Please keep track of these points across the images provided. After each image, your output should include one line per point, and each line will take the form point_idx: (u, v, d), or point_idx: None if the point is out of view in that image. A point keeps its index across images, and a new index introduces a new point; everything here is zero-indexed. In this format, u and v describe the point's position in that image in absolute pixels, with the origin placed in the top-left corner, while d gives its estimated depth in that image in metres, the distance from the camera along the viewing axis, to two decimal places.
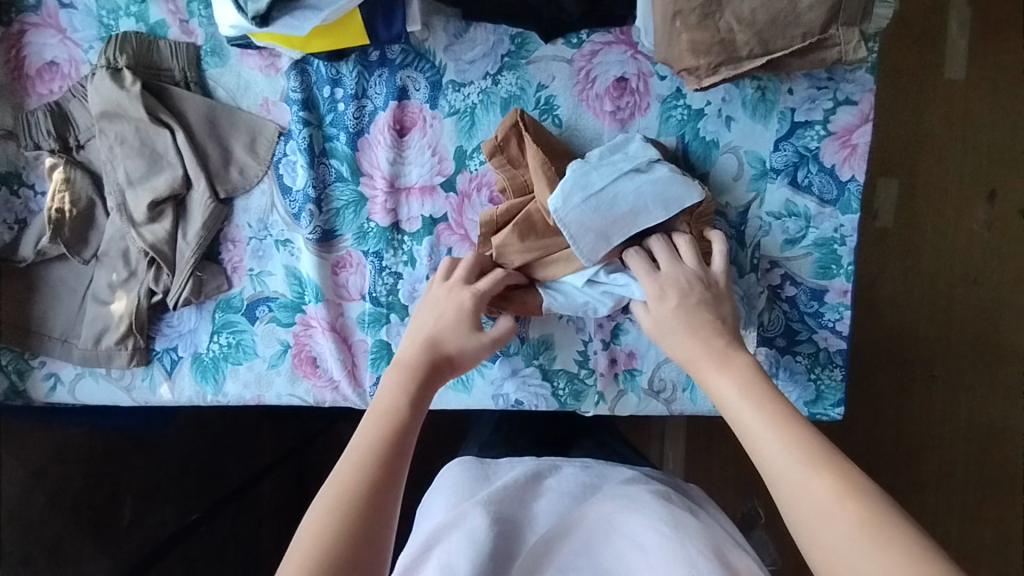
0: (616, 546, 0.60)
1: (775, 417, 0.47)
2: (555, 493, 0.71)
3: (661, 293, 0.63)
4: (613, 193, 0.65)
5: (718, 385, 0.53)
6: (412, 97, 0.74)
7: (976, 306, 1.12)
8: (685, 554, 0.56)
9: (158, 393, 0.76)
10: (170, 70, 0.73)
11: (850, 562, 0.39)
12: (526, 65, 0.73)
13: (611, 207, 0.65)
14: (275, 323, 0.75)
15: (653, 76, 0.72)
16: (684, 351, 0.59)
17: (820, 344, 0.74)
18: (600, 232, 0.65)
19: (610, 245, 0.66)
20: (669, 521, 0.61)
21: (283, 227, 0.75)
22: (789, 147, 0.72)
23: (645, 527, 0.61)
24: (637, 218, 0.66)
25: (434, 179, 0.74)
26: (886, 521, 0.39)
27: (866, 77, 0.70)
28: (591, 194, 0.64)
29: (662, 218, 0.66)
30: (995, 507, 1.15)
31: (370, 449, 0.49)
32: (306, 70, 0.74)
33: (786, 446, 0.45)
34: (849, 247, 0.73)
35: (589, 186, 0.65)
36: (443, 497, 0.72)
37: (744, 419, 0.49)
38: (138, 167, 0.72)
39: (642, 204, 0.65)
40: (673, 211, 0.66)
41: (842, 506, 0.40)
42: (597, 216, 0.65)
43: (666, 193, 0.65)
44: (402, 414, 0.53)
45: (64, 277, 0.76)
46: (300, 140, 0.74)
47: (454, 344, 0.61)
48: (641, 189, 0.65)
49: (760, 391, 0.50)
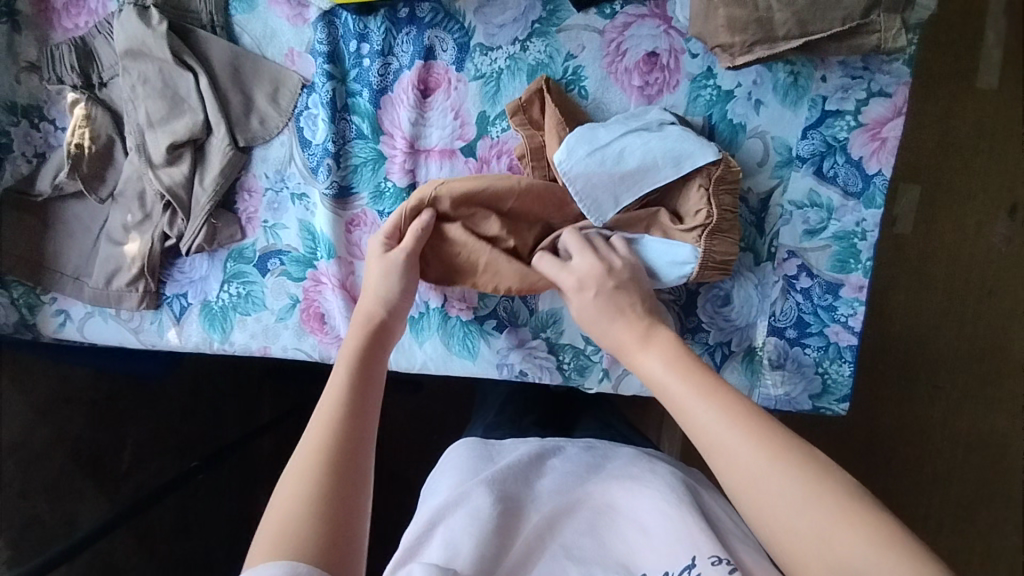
0: (621, 527, 0.63)
1: (702, 386, 0.49)
2: (558, 472, 0.71)
3: (580, 285, 0.63)
4: (620, 150, 0.66)
5: (645, 354, 0.55)
6: (439, 58, 0.73)
7: (988, 319, 1.11)
8: (686, 532, 0.58)
9: (166, 338, 0.76)
10: (196, 13, 0.72)
11: (784, 518, 0.42)
12: (557, 33, 0.72)
13: (618, 162, 0.65)
14: (286, 277, 0.75)
15: (685, 53, 0.71)
16: (612, 335, 0.60)
17: (831, 338, 0.73)
18: (608, 189, 0.66)
19: (619, 203, 0.67)
20: (673, 499, 0.62)
21: (301, 180, 0.74)
22: (817, 135, 0.71)
23: (649, 507, 0.63)
24: (645, 174, 0.66)
25: (454, 143, 0.73)
26: (815, 475, 0.43)
27: (903, 69, 0.69)
28: (597, 148, 0.65)
29: (672, 176, 0.66)
30: (987, 523, 1.15)
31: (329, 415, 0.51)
32: (334, 23, 0.73)
33: (723, 413, 0.47)
34: (869, 242, 0.72)
35: (596, 141, 0.66)
36: (448, 474, 0.73)
37: (674, 392, 0.50)
38: (158, 109, 0.71)
39: (651, 160, 0.66)
40: (684, 169, 0.65)
41: (775, 465, 0.43)
42: (605, 172, 0.65)
43: (675, 150, 0.65)
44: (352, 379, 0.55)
45: (79, 215, 0.76)
46: (323, 94, 0.73)
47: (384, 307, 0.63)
48: (649, 146, 0.66)
49: (685, 362, 0.52)
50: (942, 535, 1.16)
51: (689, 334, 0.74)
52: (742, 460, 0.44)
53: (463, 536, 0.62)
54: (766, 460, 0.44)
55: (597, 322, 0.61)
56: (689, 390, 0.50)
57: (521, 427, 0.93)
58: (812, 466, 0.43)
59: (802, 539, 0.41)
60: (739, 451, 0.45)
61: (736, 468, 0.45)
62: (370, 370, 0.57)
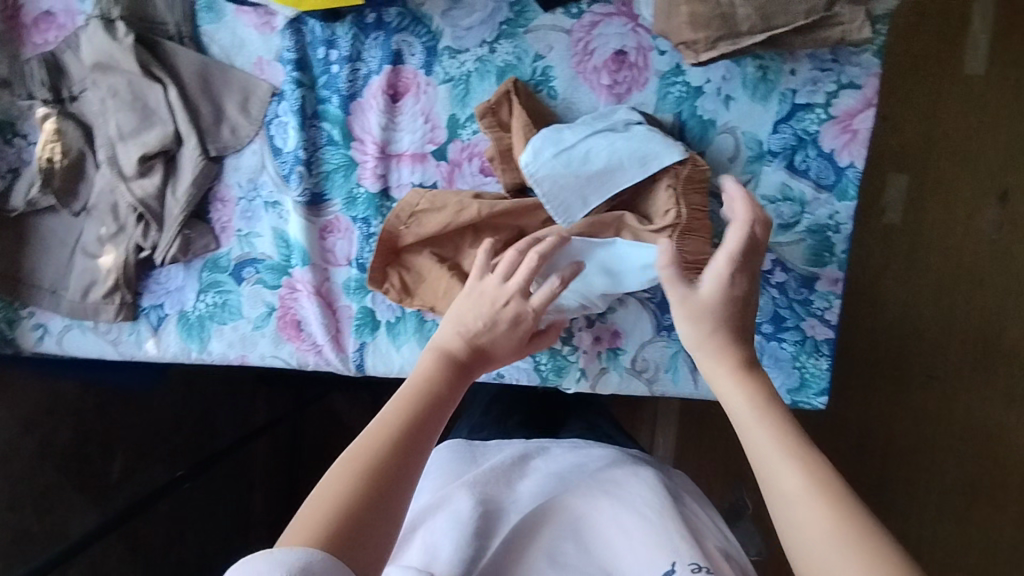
0: (602, 530, 0.61)
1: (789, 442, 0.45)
2: (540, 474, 0.71)
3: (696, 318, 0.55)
4: (586, 150, 0.66)
5: (740, 406, 0.48)
6: (408, 62, 0.73)
7: (979, 309, 1.10)
8: (666, 537, 0.58)
9: (144, 349, 0.77)
10: (164, 24, 0.72)
11: None
12: (524, 34, 0.72)
13: (584, 163, 0.66)
14: (261, 285, 0.75)
15: (653, 50, 0.71)
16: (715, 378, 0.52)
17: (808, 332, 0.73)
18: (576, 191, 0.66)
19: (587, 204, 0.67)
20: (652, 504, 0.62)
21: (273, 189, 0.75)
22: (788, 129, 0.71)
23: (629, 510, 0.62)
24: (612, 174, 0.66)
25: (425, 147, 0.73)
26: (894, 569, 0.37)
27: (872, 60, 0.69)
28: (563, 149, 0.65)
29: (639, 176, 0.66)
30: (987, 512, 1.14)
31: (401, 412, 0.50)
32: (302, 30, 0.73)
33: (827, 519, 0.40)
34: (843, 235, 0.71)
35: (562, 142, 0.66)
36: (430, 478, 0.74)
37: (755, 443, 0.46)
38: (129, 121, 0.71)
39: (618, 160, 0.66)
40: (651, 168, 0.66)
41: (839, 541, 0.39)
42: (571, 173, 0.66)
43: (641, 150, 0.65)
44: (435, 385, 0.53)
45: (54, 228, 0.76)
46: (292, 101, 0.73)
47: (489, 336, 0.58)
48: (616, 145, 0.66)
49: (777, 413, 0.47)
50: (940, 525, 1.15)
51: (665, 331, 0.74)
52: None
53: (443, 540, 0.62)
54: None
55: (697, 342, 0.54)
56: (789, 481, 0.42)
57: (506, 427, 0.93)
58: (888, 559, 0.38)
59: None
60: (837, 573, 0.38)
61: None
62: (450, 394, 0.54)
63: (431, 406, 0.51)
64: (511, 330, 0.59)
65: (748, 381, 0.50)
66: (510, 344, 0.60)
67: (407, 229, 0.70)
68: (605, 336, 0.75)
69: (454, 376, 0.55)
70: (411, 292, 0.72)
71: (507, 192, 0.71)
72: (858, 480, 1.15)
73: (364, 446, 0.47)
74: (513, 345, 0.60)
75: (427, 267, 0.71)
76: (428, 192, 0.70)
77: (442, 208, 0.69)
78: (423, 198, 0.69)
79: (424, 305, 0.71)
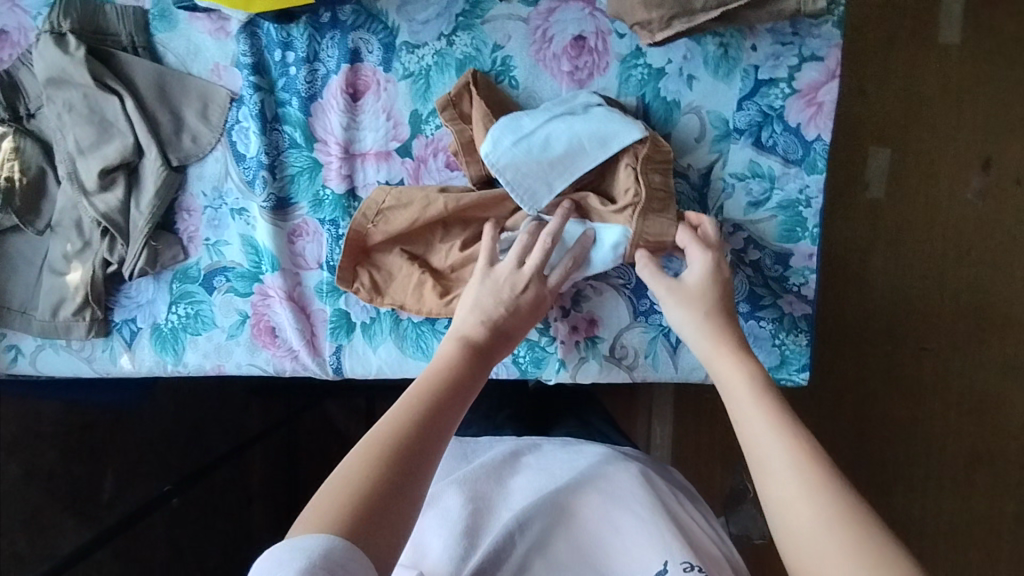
0: (592, 527, 0.60)
1: (782, 424, 0.47)
2: (532, 469, 0.69)
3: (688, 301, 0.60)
4: (546, 137, 0.65)
5: (740, 388, 0.51)
6: (365, 60, 0.72)
7: (968, 279, 1.09)
8: (657, 536, 0.58)
9: (119, 364, 0.76)
10: (117, 35, 0.72)
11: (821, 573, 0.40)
12: (481, 24, 0.71)
13: (545, 148, 0.65)
14: (232, 293, 0.74)
15: (611, 34, 0.70)
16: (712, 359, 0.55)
17: (785, 309, 0.72)
18: (540, 177, 0.65)
19: (552, 188, 0.66)
20: (644, 502, 0.61)
21: (238, 195, 0.74)
22: (752, 105, 0.70)
23: (621, 507, 0.61)
24: (574, 157, 0.66)
25: (389, 145, 0.72)
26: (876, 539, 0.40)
27: (832, 31, 0.69)
28: (522, 136, 0.65)
29: (602, 158, 0.65)
30: (988, 481, 1.14)
31: (422, 398, 0.50)
32: (256, 34, 0.72)
33: (815, 496, 0.43)
34: (815, 209, 0.71)
35: (521, 129, 0.65)
36: None
37: (749, 423, 0.49)
38: (87, 136, 0.70)
39: (578, 142, 0.65)
40: (612, 147, 0.65)
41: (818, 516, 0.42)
42: (533, 159, 0.65)
43: (601, 129, 0.65)
44: (453, 372, 0.53)
45: (19, 248, 0.75)
46: (251, 106, 0.72)
47: (508, 321, 0.60)
48: (574, 128, 0.65)
49: (771, 397, 0.49)
50: (941, 497, 1.15)
51: (643, 317, 0.74)
52: (817, 552, 0.41)
53: (432, 539, 0.62)
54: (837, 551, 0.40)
55: (696, 329, 0.58)
56: (782, 455, 0.45)
57: (495, 423, 0.93)
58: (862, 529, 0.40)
59: None
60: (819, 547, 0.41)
61: (807, 553, 0.41)
62: (470, 384, 0.53)
63: (450, 396, 0.51)
64: (528, 310, 0.62)
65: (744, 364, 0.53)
66: (525, 325, 0.62)
67: (375, 228, 0.69)
68: (581, 324, 0.74)
69: (472, 366, 0.55)
70: (382, 291, 0.71)
71: (474, 186, 0.70)
72: (856, 457, 1.15)
73: (385, 432, 0.46)
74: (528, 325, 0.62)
75: (397, 265, 0.70)
76: (394, 189, 0.69)
77: (408, 204, 0.68)
78: (389, 195, 0.68)
79: (395, 303, 0.70)
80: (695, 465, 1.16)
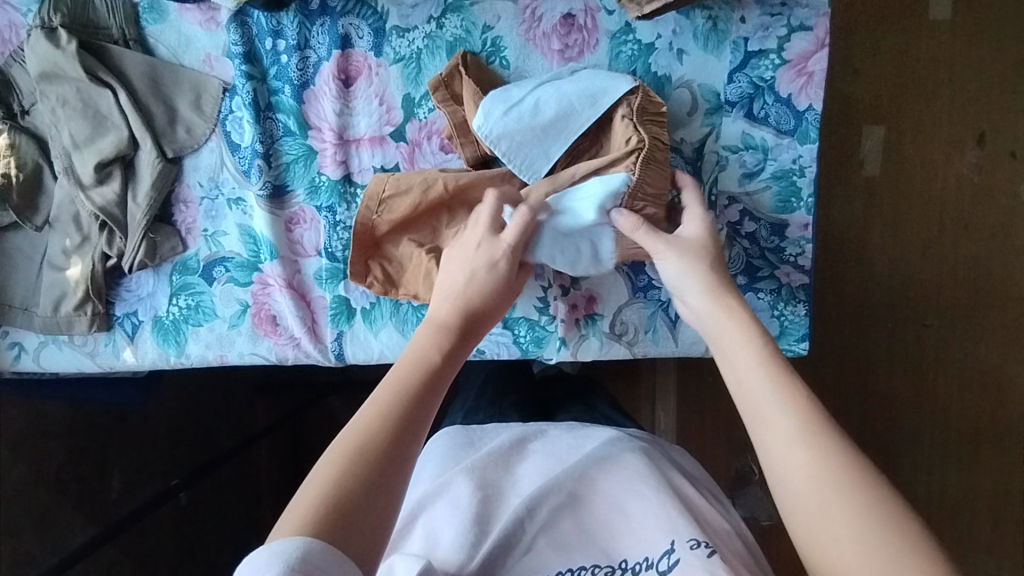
0: (600, 512, 0.60)
1: (784, 382, 0.46)
2: (539, 455, 0.68)
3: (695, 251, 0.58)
4: (535, 103, 0.66)
5: (739, 350, 0.49)
6: (356, 46, 0.72)
7: (967, 253, 1.09)
8: (665, 514, 0.57)
9: (122, 358, 0.76)
10: (107, 29, 0.72)
11: (835, 535, 0.40)
12: (470, 6, 0.71)
13: (537, 113, 0.65)
14: (232, 283, 0.75)
15: (600, 11, 0.71)
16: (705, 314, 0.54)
17: (783, 280, 0.72)
18: (536, 144, 0.66)
19: (549, 153, 0.66)
20: (651, 483, 0.61)
21: (234, 185, 0.74)
22: (743, 78, 0.71)
23: (628, 488, 0.61)
24: (566, 118, 0.66)
25: (383, 129, 0.73)
26: (879, 496, 0.40)
27: (820, 1, 0.69)
28: (512, 105, 0.65)
29: (594, 115, 0.66)
30: (991, 453, 1.14)
31: (397, 389, 0.47)
32: (247, 23, 0.72)
33: (817, 454, 0.43)
34: (808, 178, 0.71)
35: (510, 99, 0.66)
36: (428, 463, 0.72)
37: (748, 384, 0.48)
38: (82, 130, 0.71)
39: (568, 104, 0.66)
40: (602, 103, 0.66)
41: (822, 476, 0.42)
42: (527, 127, 0.65)
43: (588, 89, 0.66)
44: (433, 361, 0.50)
45: (19, 245, 0.75)
46: (245, 95, 0.72)
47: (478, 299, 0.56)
48: (562, 91, 0.66)
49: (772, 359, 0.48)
50: (947, 471, 1.15)
51: (641, 293, 0.74)
52: (820, 509, 0.41)
53: (443, 527, 0.62)
54: (846, 508, 0.40)
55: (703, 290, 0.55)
56: (783, 414, 0.45)
57: (500, 408, 0.93)
58: (863, 485, 0.41)
59: (850, 556, 0.39)
60: (825, 505, 0.41)
61: (817, 518, 0.41)
62: (445, 368, 0.50)
63: (428, 385, 0.48)
64: (501, 283, 0.58)
65: (750, 328, 0.51)
66: (500, 306, 0.58)
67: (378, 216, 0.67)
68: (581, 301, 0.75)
69: (453, 345, 0.52)
70: (395, 283, 0.71)
71: (470, 167, 0.70)
72: (860, 435, 1.15)
73: (360, 430, 0.44)
74: (501, 304, 0.58)
75: (407, 255, 0.69)
76: (393, 177, 0.68)
77: (409, 190, 0.67)
78: (388, 184, 0.67)
79: (408, 294, 0.70)
80: (700, 448, 1.16)
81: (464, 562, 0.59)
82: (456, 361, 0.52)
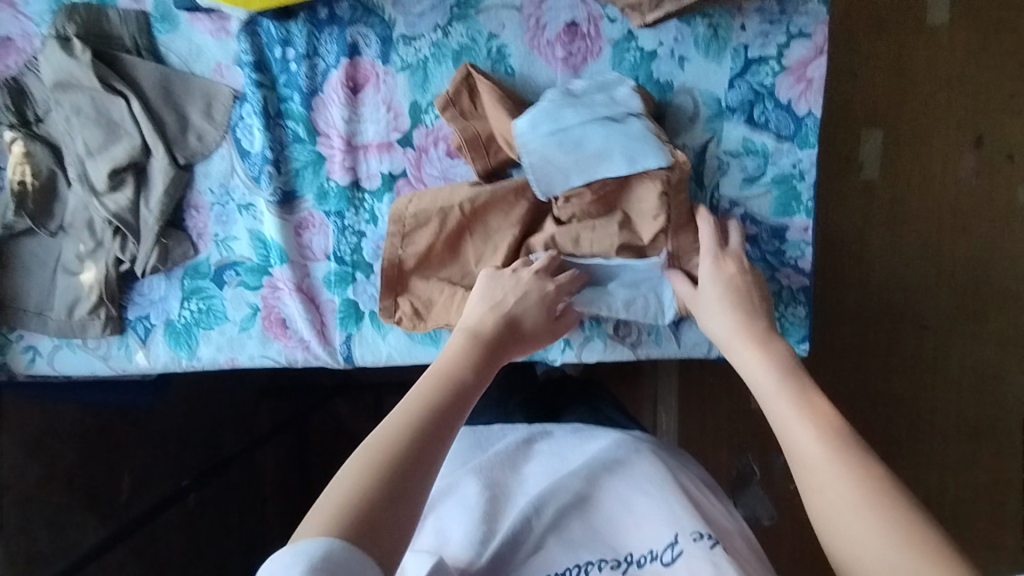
0: (606, 509, 0.61)
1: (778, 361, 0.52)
2: (545, 457, 0.70)
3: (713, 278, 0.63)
4: (581, 134, 0.66)
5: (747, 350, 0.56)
6: (364, 54, 0.73)
7: (965, 254, 1.11)
8: (670, 510, 0.58)
9: (134, 361, 0.78)
10: (120, 38, 0.73)
11: (812, 467, 0.43)
12: (476, 15, 0.72)
13: (576, 144, 0.66)
14: (243, 287, 0.76)
15: (603, 19, 0.72)
16: (720, 327, 0.60)
17: (783, 282, 0.74)
18: (560, 166, 0.67)
19: (566, 182, 0.67)
20: (655, 481, 0.62)
21: (245, 191, 0.76)
22: (744, 84, 0.72)
23: (634, 488, 0.62)
24: (599, 161, 0.66)
25: (390, 136, 0.74)
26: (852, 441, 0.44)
27: (819, 8, 0.70)
28: (558, 127, 0.66)
29: (622, 171, 0.65)
30: (988, 452, 1.16)
31: (423, 401, 0.49)
32: (256, 32, 0.74)
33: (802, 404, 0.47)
34: (808, 182, 0.72)
35: (559, 119, 0.67)
36: None
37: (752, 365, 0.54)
38: (96, 138, 0.72)
39: (608, 149, 0.66)
40: (635, 167, 0.65)
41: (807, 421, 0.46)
42: (561, 151, 0.66)
43: (633, 145, 0.65)
44: (462, 379, 0.52)
45: (33, 250, 0.77)
46: (255, 103, 0.74)
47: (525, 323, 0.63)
48: (610, 135, 0.66)
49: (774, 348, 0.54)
50: (945, 470, 1.17)
51: None
52: (799, 441, 0.45)
53: (452, 525, 0.63)
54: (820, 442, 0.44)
55: (732, 334, 0.58)
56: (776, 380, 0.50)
57: (505, 409, 0.94)
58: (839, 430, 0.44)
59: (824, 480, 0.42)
60: (802, 442, 0.45)
61: (840, 535, 0.41)
62: (473, 387, 0.52)
63: (452, 400, 0.50)
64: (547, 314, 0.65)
65: (771, 357, 0.53)
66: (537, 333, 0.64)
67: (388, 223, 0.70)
68: None
69: (481, 361, 0.56)
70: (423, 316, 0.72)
71: (478, 176, 0.72)
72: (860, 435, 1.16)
73: (384, 437, 0.45)
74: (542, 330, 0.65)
75: (436, 291, 0.71)
76: (416, 203, 0.70)
77: (429, 220, 0.69)
78: (406, 217, 0.70)
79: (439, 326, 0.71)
80: (703, 449, 1.17)
81: (472, 559, 0.60)
82: (485, 379, 0.54)
